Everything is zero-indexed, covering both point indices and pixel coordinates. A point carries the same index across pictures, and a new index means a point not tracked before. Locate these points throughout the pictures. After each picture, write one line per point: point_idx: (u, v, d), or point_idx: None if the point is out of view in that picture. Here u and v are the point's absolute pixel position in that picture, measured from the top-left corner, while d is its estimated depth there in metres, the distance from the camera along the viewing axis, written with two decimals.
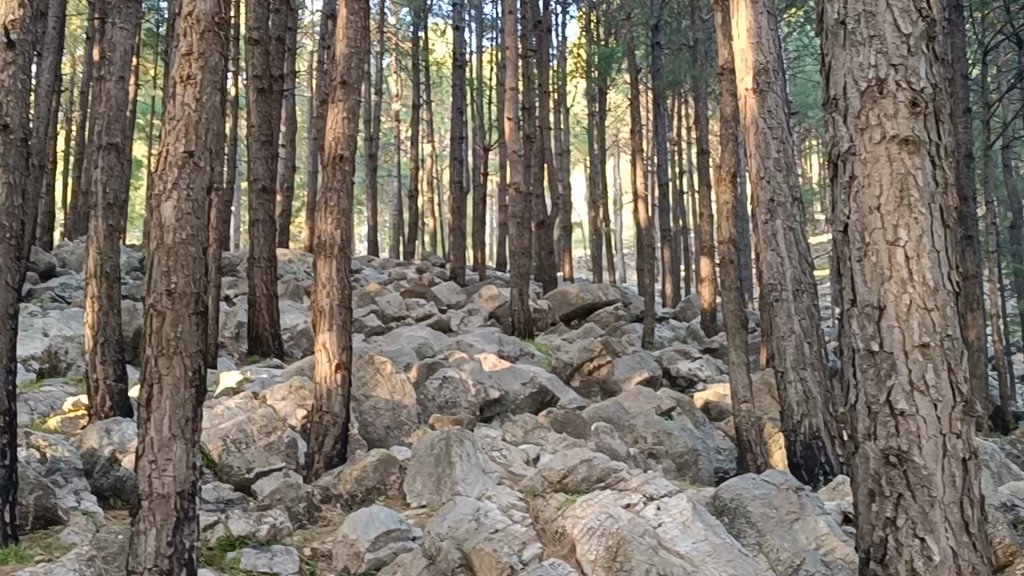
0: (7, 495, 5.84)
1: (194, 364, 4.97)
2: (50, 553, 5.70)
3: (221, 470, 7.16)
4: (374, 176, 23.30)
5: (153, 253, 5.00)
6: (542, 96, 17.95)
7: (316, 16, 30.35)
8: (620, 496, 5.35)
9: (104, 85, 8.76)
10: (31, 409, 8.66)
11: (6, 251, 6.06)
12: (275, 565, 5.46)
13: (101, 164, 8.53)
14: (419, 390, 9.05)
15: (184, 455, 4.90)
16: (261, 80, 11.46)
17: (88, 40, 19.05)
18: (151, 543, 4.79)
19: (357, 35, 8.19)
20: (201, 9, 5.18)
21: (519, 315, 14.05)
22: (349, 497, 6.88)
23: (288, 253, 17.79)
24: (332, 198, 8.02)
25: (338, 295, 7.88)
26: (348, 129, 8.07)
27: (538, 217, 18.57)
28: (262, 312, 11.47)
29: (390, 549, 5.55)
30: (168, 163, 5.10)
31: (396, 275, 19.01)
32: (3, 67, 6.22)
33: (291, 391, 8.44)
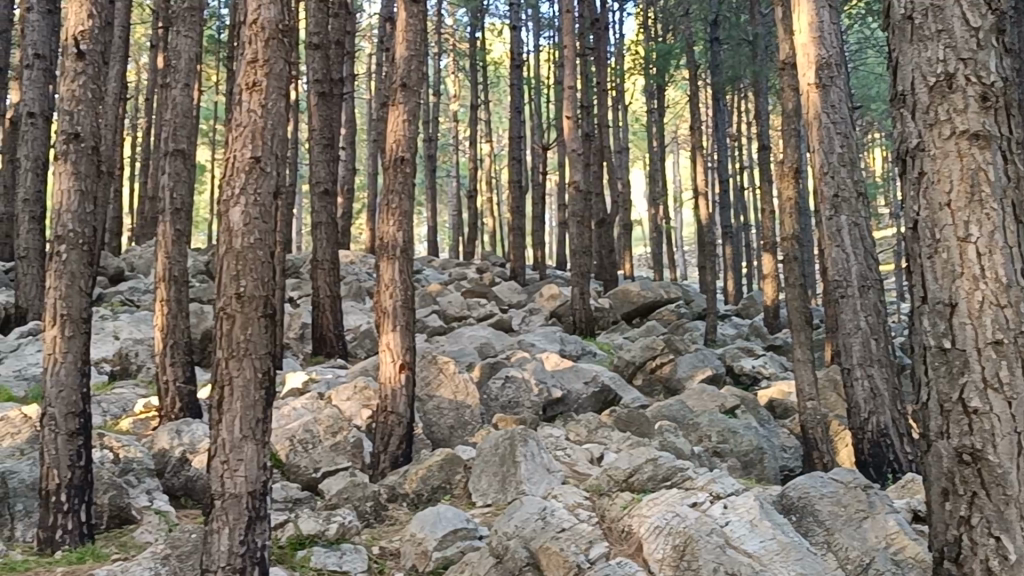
0: (83, 495, 6.01)
1: (264, 366, 5.05)
2: (126, 552, 5.84)
3: (288, 470, 7.28)
4: (433, 177, 23.40)
5: (221, 258, 5.09)
6: (600, 94, 17.90)
7: (374, 19, 30.56)
8: (686, 495, 5.32)
9: (171, 92, 8.87)
10: (104, 411, 8.85)
11: (80, 257, 6.21)
12: (345, 563, 5.55)
13: (168, 170, 8.67)
14: (482, 390, 9.09)
15: (255, 456, 4.98)
16: (322, 83, 11.58)
17: (152, 49, 19.39)
18: (224, 542, 4.88)
19: (416, 38, 8.25)
20: (266, 16, 5.25)
21: (581, 313, 14.04)
22: (415, 496, 6.94)
23: (350, 254, 17.97)
24: (394, 200, 8.08)
25: (400, 296, 7.93)
26: (409, 131, 8.12)
27: (599, 216, 18.54)
28: (326, 314, 11.57)
29: (457, 548, 5.58)
30: (235, 169, 5.18)
31: (456, 275, 19.09)
32: (73, 78, 6.37)
33: (356, 391, 8.53)
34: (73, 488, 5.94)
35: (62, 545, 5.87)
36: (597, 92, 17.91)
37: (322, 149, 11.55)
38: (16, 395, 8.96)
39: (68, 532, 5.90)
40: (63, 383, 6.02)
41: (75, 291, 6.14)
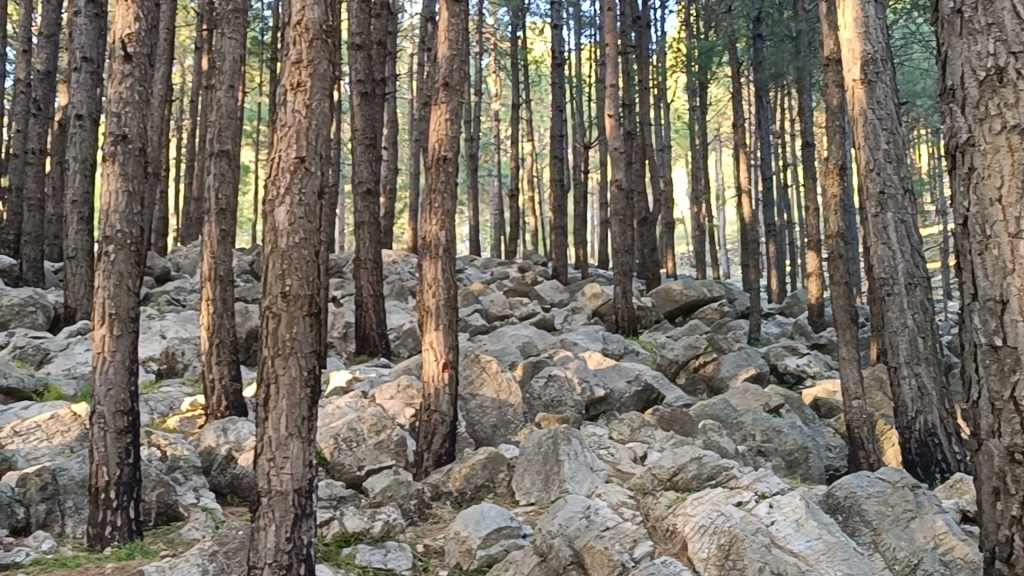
0: (132, 492, 6.09)
1: (309, 365, 5.09)
2: (174, 548, 5.90)
3: (333, 468, 7.33)
4: (475, 176, 23.43)
5: (267, 257, 5.14)
6: (642, 92, 17.83)
7: (416, 19, 30.66)
8: (731, 494, 5.29)
9: (216, 94, 8.94)
10: (151, 410, 8.95)
11: (127, 258, 6.29)
12: (390, 561, 5.58)
13: (213, 171, 8.74)
14: (525, 389, 9.09)
15: (301, 453, 5.01)
16: (364, 84, 11.64)
17: (197, 51, 19.58)
18: (271, 540, 4.92)
19: (458, 37, 8.26)
20: (310, 17, 5.28)
21: (624, 312, 13.99)
22: (459, 494, 6.95)
23: (393, 253, 18.03)
24: (437, 199, 8.10)
25: (443, 295, 7.95)
26: (452, 131, 8.13)
27: (641, 214, 18.48)
28: (369, 313, 11.63)
29: (501, 546, 5.59)
30: (280, 168, 5.22)
31: (498, 274, 19.11)
32: (121, 81, 6.46)
33: (400, 390, 8.56)
34: (122, 485, 6.03)
35: (111, 542, 5.92)
36: (639, 90, 17.84)
37: (365, 149, 11.61)
38: (65, 393, 9.07)
39: (116, 529, 5.96)
40: (113, 382, 6.10)
41: (123, 290, 6.23)
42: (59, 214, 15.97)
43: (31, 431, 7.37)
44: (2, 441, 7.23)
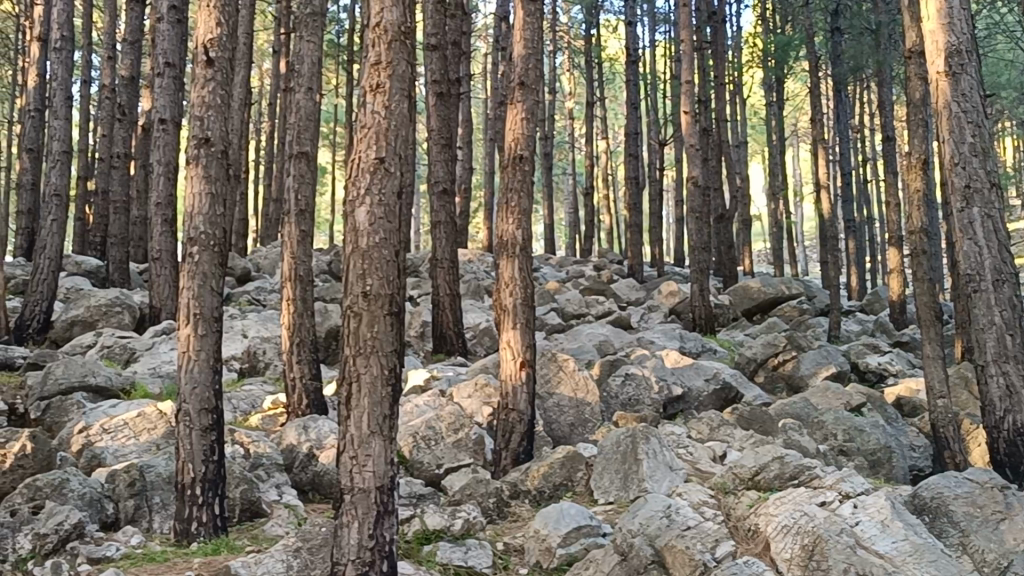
0: (217, 489, 6.21)
1: (390, 364, 5.13)
2: (258, 544, 6.00)
3: (412, 466, 7.40)
4: (550, 174, 23.41)
5: (349, 258, 5.21)
6: (718, 88, 17.66)
7: (489, 19, 30.72)
8: (814, 494, 5.23)
9: (295, 97, 9.06)
10: (234, 408, 9.10)
11: (211, 258, 6.41)
12: (470, 559, 5.61)
13: (293, 172, 8.87)
14: (602, 387, 9.06)
15: (383, 451, 5.06)
16: (440, 84, 11.73)
17: (274, 54, 19.87)
18: (354, 536, 4.97)
19: (534, 37, 8.28)
20: (388, 19, 5.32)
21: (700, 310, 13.87)
22: (537, 492, 6.95)
23: (468, 253, 18.10)
24: (513, 198, 8.11)
25: (520, 294, 7.96)
26: (527, 130, 8.14)
27: (718, 211, 18.29)
28: (446, 312, 11.70)
29: (581, 545, 5.59)
30: (360, 169, 5.28)
31: (574, 273, 19.06)
32: (203, 85, 6.59)
33: (477, 389, 8.59)
34: (207, 482, 6.15)
35: (198, 537, 6.06)
36: (716, 86, 17.67)
37: (440, 149, 11.69)
38: (151, 392, 9.27)
39: (202, 524, 6.08)
40: (197, 381, 6.23)
41: (206, 291, 6.34)
42: (143, 216, 16.32)
43: (120, 429, 7.55)
44: (92, 438, 7.41)
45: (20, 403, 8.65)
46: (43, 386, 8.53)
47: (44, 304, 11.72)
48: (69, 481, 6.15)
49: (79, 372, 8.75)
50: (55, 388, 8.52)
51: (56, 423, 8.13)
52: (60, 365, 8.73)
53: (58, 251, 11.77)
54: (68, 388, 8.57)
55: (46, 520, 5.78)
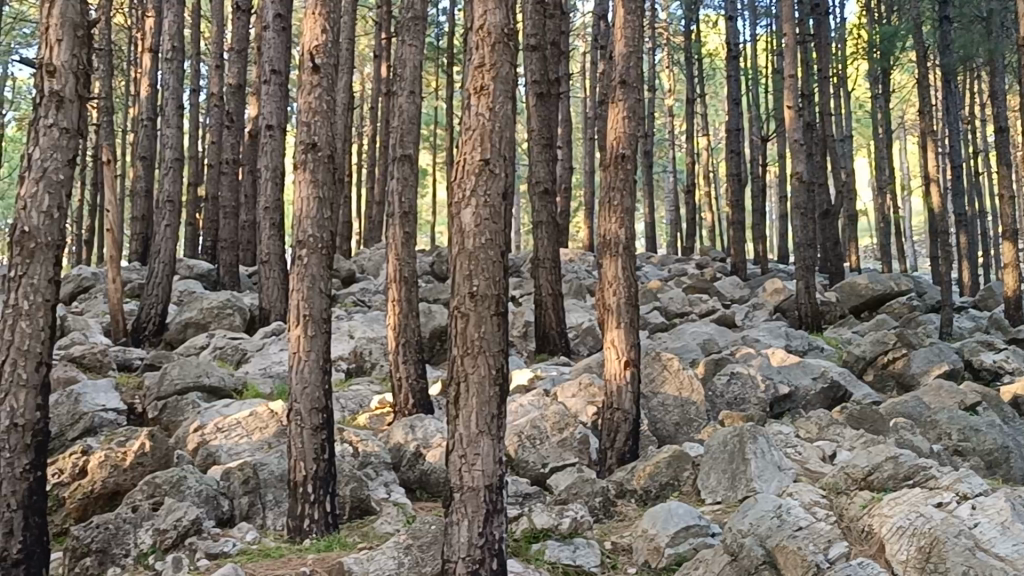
0: (328, 487, 6.32)
1: (498, 364, 5.17)
2: (369, 541, 6.08)
3: (517, 464, 7.46)
4: (650, 172, 23.25)
5: (456, 259, 5.27)
6: (822, 81, 17.34)
7: (588, 18, 30.66)
8: (930, 494, 5.12)
9: (398, 100, 9.19)
10: (342, 408, 9.26)
11: (319, 261, 6.53)
12: (579, 557, 5.61)
13: (396, 175, 9.00)
14: (707, 386, 8.98)
15: (492, 450, 5.09)
16: (540, 84, 11.79)
17: (376, 59, 20.14)
18: (464, 534, 5.02)
19: (634, 35, 8.24)
20: (492, 21, 5.37)
21: (807, 308, 13.63)
22: (643, 492, 6.95)
23: (569, 252, 18.08)
24: (616, 197, 8.10)
25: (624, 294, 7.93)
26: (629, 129, 8.10)
27: (823, 207, 17.96)
28: (548, 312, 11.70)
29: (690, 545, 5.55)
30: (466, 171, 5.34)
31: (676, 271, 18.90)
32: (309, 90, 6.71)
33: (581, 388, 8.60)
34: (318, 479, 6.27)
35: (310, 534, 6.17)
36: (820, 80, 17.34)
37: (541, 149, 11.74)
38: (262, 392, 9.49)
39: (314, 521, 6.20)
40: (308, 380, 6.38)
41: (315, 292, 6.48)
42: (252, 220, 16.71)
43: (233, 427, 7.74)
44: (207, 437, 7.63)
45: (139, 403, 8.92)
46: (160, 387, 8.79)
47: (160, 307, 12.09)
48: (187, 479, 6.33)
49: (194, 373, 8.98)
50: (172, 388, 8.76)
51: (174, 422, 8.39)
52: (176, 366, 8.96)
53: (171, 256, 12.10)
54: (184, 388, 8.81)
55: (166, 515, 5.98)
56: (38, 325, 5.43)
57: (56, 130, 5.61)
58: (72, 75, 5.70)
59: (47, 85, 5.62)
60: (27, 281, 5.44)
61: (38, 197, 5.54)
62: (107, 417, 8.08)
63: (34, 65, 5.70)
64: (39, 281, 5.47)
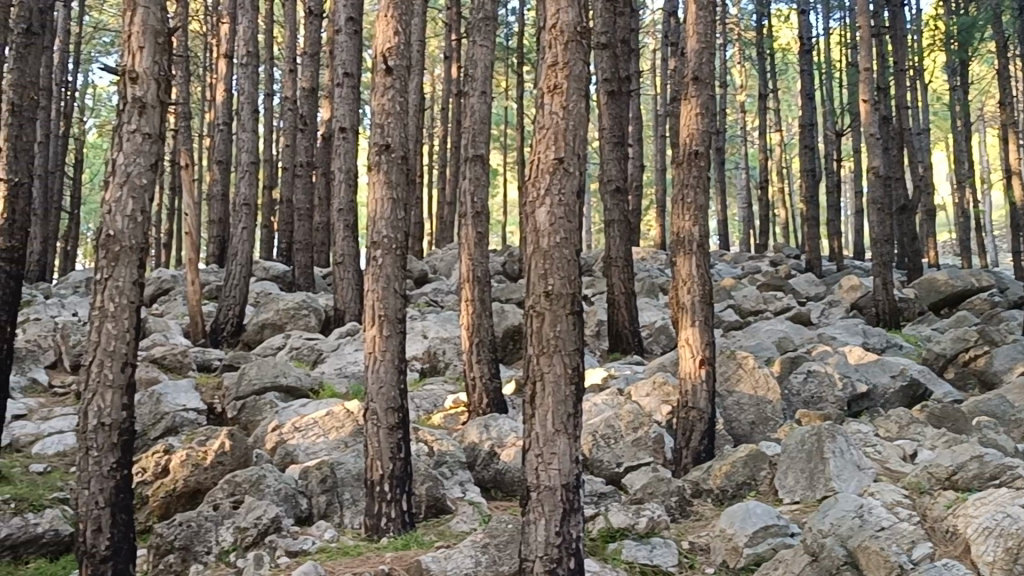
0: (404, 486, 6.36)
1: (574, 362, 5.16)
2: (445, 540, 6.11)
3: (592, 464, 7.46)
4: (722, 169, 23.05)
5: (530, 259, 5.28)
6: (899, 74, 17.04)
7: (658, 14, 30.47)
8: (1017, 494, 5.01)
9: (469, 101, 9.25)
10: (417, 407, 9.33)
11: (393, 261, 6.59)
12: (656, 557, 5.61)
13: (469, 175, 9.04)
14: (784, 385, 8.89)
15: (568, 449, 5.08)
16: (611, 82, 11.76)
17: (446, 60, 20.22)
18: (541, 533, 5.01)
19: (707, 30, 8.17)
20: (565, 20, 5.36)
21: (884, 305, 13.42)
22: (719, 492, 6.91)
23: (642, 251, 17.99)
24: (689, 195, 8.05)
25: (698, 291, 7.87)
26: (702, 125, 8.04)
27: (901, 201, 17.64)
28: (621, 310, 11.66)
29: (768, 544, 5.48)
30: (540, 170, 5.34)
31: (750, 269, 18.70)
32: (382, 92, 6.78)
33: (655, 387, 8.55)
34: (395, 478, 6.32)
35: (388, 532, 6.22)
36: (896, 72, 17.03)
37: (612, 147, 11.72)
38: (337, 392, 9.60)
39: (391, 520, 6.25)
40: (384, 380, 6.43)
41: (390, 292, 6.54)
42: (326, 222, 16.89)
43: (310, 427, 7.81)
44: (285, 436, 7.74)
45: (218, 403, 9.07)
46: (238, 387, 8.94)
47: (237, 308, 12.28)
48: (266, 477, 6.42)
49: (271, 373, 9.11)
50: (250, 388, 8.90)
51: (252, 422, 8.50)
52: (254, 366, 9.10)
53: (248, 257, 12.26)
54: (262, 388, 8.93)
55: (247, 513, 6.08)
56: (124, 325, 5.56)
57: (139, 135, 5.72)
58: (154, 81, 5.81)
59: (130, 92, 5.74)
60: (113, 283, 5.57)
61: (122, 201, 5.65)
62: (188, 416, 8.21)
63: (117, 72, 5.83)
64: (125, 283, 5.59)
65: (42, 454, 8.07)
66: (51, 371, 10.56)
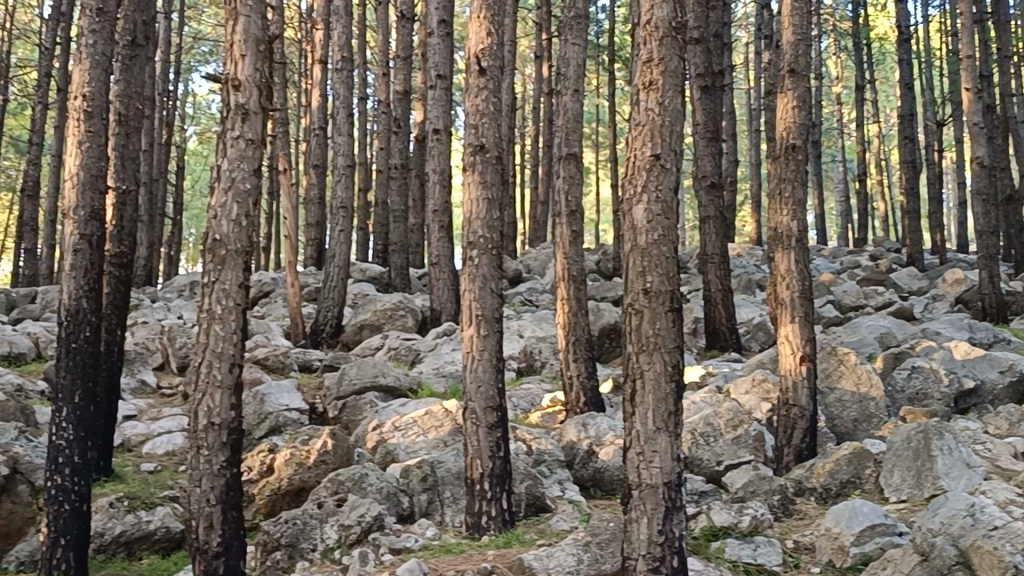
0: (504, 484, 6.39)
1: (675, 360, 5.13)
2: (547, 538, 6.12)
3: (692, 462, 7.41)
4: (819, 163, 22.65)
5: (629, 256, 5.28)
6: (1003, 61, 16.53)
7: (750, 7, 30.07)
8: None
9: (562, 100, 9.26)
10: (515, 407, 9.37)
11: (490, 260, 6.62)
12: (760, 556, 5.54)
13: (563, 174, 9.04)
14: (887, 382, 8.72)
15: (670, 447, 5.05)
16: (704, 78, 11.69)
17: (538, 60, 20.23)
18: (644, 531, 5.00)
19: (802, 22, 8.05)
20: (659, 14, 5.33)
21: (991, 299, 13.05)
22: (823, 490, 6.81)
23: (738, 247, 17.79)
24: (786, 188, 7.93)
25: (798, 287, 7.75)
26: (800, 118, 7.91)
27: (1007, 192, 17.11)
28: (718, 307, 11.54)
29: (876, 544, 5.39)
30: (637, 167, 5.32)
31: (850, 264, 18.34)
32: (477, 92, 6.83)
33: (755, 385, 8.46)
34: (495, 477, 6.35)
35: (488, 530, 6.26)
36: (1000, 59, 16.52)
37: (706, 142, 11.62)
38: (435, 392, 9.69)
39: (492, 518, 6.28)
40: (482, 380, 6.48)
41: (487, 292, 6.56)
42: (420, 224, 17.04)
43: (410, 426, 7.90)
44: (385, 435, 7.84)
45: (320, 403, 9.22)
46: (339, 387, 9.08)
47: (336, 310, 12.46)
48: (368, 476, 6.51)
49: (371, 373, 9.22)
50: (349, 388, 9.04)
51: (353, 422, 8.63)
52: (354, 367, 9.23)
53: (346, 260, 12.45)
54: (362, 388, 9.05)
55: (350, 511, 6.18)
56: (231, 328, 5.69)
57: (243, 141, 5.85)
58: (257, 88, 5.93)
59: (233, 99, 5.87)
60: (220, 286, 5.71)
61: (228, 206, 5.79)
62: (290, 416, 8.37)
63: (221, 80, 5.97)
64: (231, 286, 5.73)
65: (152, 453, 8.31)
66: (159, 373, 10.87)
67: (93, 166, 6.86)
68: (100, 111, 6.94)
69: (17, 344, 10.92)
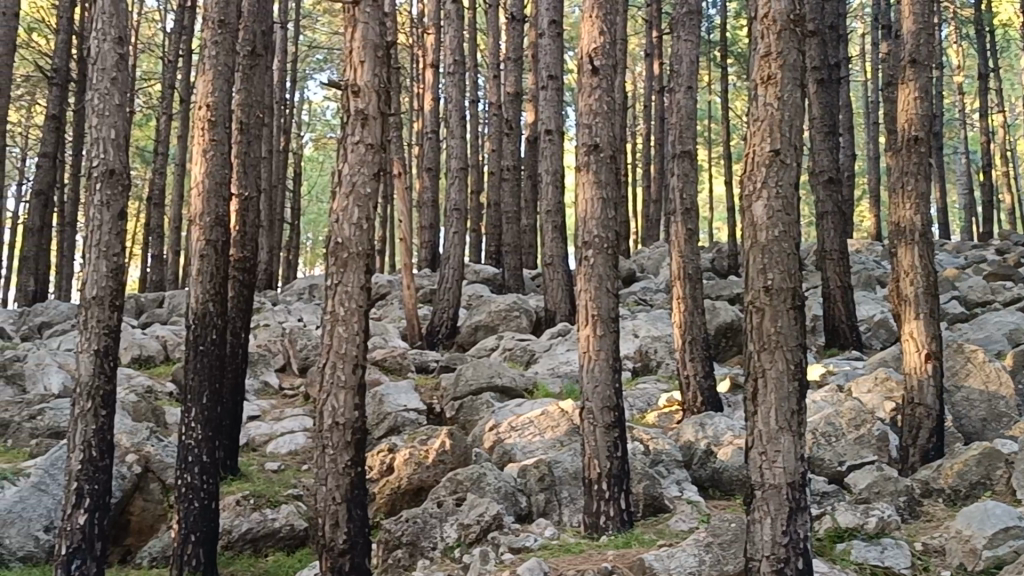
0: (623, 483, 6.36)
1: (797, 358, 5.04)
2: (667, 538, 6.08)
3: (814, 462, 7.27)
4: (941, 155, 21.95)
5: (749, 253, 5.21)
6: None
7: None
8: None
9: (675, 96, 9.19)
10: (631, 407, 9.34)
11: (605, 259, 6.59)
12: (887, 559, 5.40)
13: (677, 171, 8.99)
14: (1017, 380, 8.43)
15: (793, 447, 4.96)
16: (820, 71, 11.47)
17: (649, 56, 20.07)
18: (767, 532, 4.94)
19: (924, 10, 7.83)
20: (777, 8, 5.27)
21: None
22: (952, 491, 6.62)
23: (857, 243, 17.40)
24: (910, 181, 7.71)
25: (922, 282, 7.55)
26: (922, 109, 7.70)
27: None
28: (838, 305, 11.32)
29: (1010, 546, 5.21)
30: (756, 163, 5.25)
31: (975, 259, 17.74)
32: (591, 91, 6.82)
33: (878, 383, 8.26)
34: (613, 477, 6.34)
35: (607, 530, 6.24)
36: None
37: (823, 137, 11.41)
38: (551, 392, 9.72)
39: (611, 518, 6.27)
40: (599, 379, 6.46)
41: (603, 292, 6.55)
42: (533, 224, 17.07)
43: (526, 426, 7.92)
44: (503, 435, 7.89)
45: (438, 403, 9.33)
46: (456, 387, 9.18)
47: (451, 310, 12.59)
48: (487, 476, 6.57)
49: (487, 373, 9.28)
50: (467, 388, 9.13)
51: (470, 422, 8.71)
52: (471, 367, 9.31)
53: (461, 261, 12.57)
54: (478, 388, 9.12)
55: (469, 510, 6.23)
56: (353, 329, 5.80)
57: (362, 146, 5.95)
58: (375, 93, 6.01)
59: (352, 104, 5.98)
60: (343, 288, 5.83)
61: (349, 210, 5.90)
62: (409, 416, 8.49)
63: (340, 86, 6.07)
64: (353, 288, 5.84)
65: (275, 452, 8.52)
66: (281, 373, 11.13)
67: (218, 173, 7.06)
68: (224, 120, 7.14)
69: (147, 347, 11.33)
